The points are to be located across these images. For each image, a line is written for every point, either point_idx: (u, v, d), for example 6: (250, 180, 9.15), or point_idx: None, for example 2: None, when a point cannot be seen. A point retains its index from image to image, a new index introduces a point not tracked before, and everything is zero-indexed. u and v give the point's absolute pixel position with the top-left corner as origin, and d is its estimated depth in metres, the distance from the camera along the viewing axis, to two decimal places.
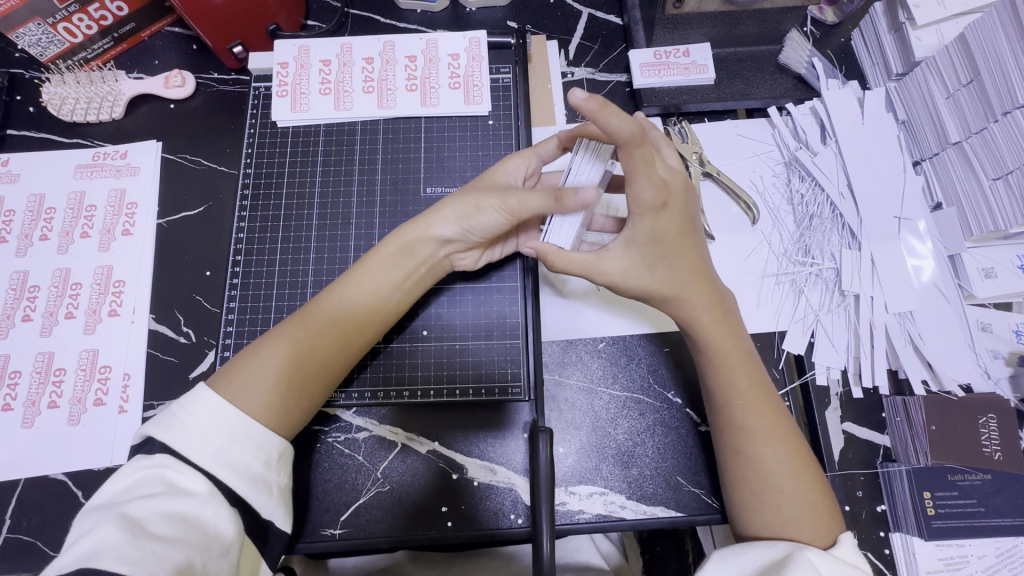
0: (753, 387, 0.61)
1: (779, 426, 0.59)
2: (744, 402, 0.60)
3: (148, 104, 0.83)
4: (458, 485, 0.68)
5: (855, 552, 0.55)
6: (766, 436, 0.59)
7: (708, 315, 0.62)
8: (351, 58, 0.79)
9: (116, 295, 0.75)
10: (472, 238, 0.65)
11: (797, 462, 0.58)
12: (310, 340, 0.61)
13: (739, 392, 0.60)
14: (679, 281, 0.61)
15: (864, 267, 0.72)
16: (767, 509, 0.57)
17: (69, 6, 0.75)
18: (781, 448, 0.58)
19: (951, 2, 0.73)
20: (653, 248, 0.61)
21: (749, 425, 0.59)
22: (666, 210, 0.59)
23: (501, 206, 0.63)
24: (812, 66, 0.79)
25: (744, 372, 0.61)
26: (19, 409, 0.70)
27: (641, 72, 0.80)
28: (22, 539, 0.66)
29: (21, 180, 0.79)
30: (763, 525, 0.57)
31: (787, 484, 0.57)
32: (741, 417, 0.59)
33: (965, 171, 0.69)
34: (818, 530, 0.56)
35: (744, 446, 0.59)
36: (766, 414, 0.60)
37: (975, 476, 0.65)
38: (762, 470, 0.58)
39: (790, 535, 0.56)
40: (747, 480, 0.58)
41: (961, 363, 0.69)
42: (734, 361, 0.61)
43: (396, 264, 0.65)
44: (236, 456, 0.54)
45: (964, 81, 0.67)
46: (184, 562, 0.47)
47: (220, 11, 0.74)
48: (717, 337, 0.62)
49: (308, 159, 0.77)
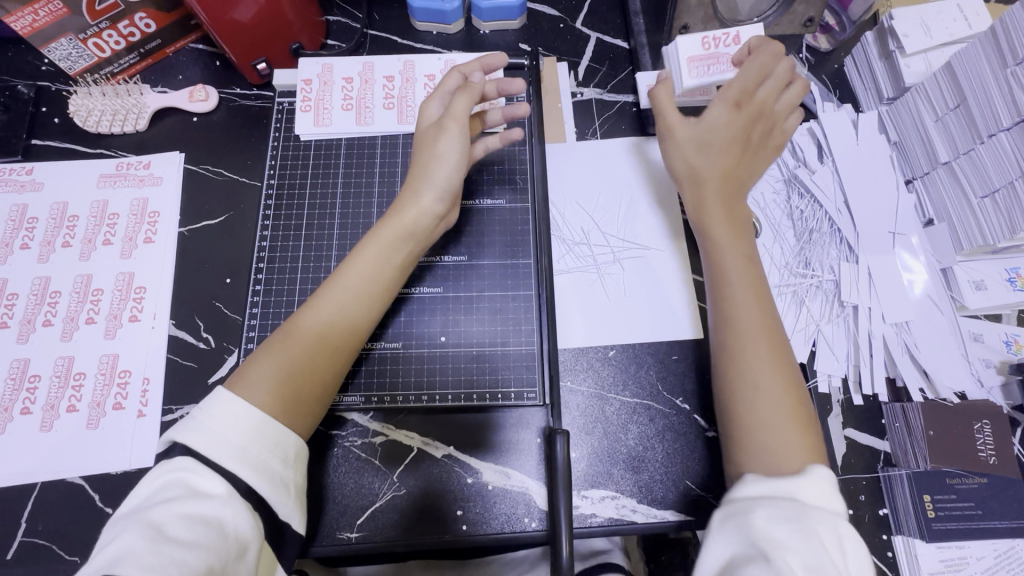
0: (748, 282, 0.64)
1: (768, 318, 0.63)
2: (738, 289, 0.64)
3: (171, 116, 0.86)
4: (472, 489, 0.69)
5: (832, 491, 0.52)
6: (756, 335, 0.62)
7: (717, 210, 0.68)
8: (372, 76, 0.83)
9: (137, 301, 0.76)
10: (441, 192, 0.69)
11: (780, 364, 0.60)
12: (320, 330, 0.64)
13: (736, 276, 0.65)
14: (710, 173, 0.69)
15: (861, 280, 0.76)
16: (746, 406, 0.59)
17: (100, 23, 0.79)
18: (766, 347, 0.61)
19: (937, 32, 0.78)
20: (710, 134, 0.69)
21: (745, 317, 0.62)
22: (742, 108, 0.69)
23: (457, 132, 0.69)
24: (808, 89, 0.85)
25: (743, 264, 0.66)
26: (38, 412, 0.71)
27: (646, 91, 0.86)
28: (37, 543, 0.66)
29: (45, 189, 0.81)
30: (745, 430, 0.59)
31: (764, 380, 0.59)
32: (735, 305, 0.63)
33: (954, 190, 0.74)
34: (799, 442, 0.56)
35: (733, 339, 0.62)
36: (758, 305, 0.63)
37: (972, 480, 0.67)
38: (748, 366, 0.60)
39: (765, 436, 0.57)
40: (731, 374, 0.61)
41: (955, 371, 0.72)
42: (739, 253, 0.66)
43: (390, 236, 0.68)
44: (257, 456, 0.55)
45: (952, 105, 0.71)
46: (204, 569, 0.47)
47: (248, 29, 0.78)
48: (727, 226, 0.67)
49: (330, 172, 0.81)
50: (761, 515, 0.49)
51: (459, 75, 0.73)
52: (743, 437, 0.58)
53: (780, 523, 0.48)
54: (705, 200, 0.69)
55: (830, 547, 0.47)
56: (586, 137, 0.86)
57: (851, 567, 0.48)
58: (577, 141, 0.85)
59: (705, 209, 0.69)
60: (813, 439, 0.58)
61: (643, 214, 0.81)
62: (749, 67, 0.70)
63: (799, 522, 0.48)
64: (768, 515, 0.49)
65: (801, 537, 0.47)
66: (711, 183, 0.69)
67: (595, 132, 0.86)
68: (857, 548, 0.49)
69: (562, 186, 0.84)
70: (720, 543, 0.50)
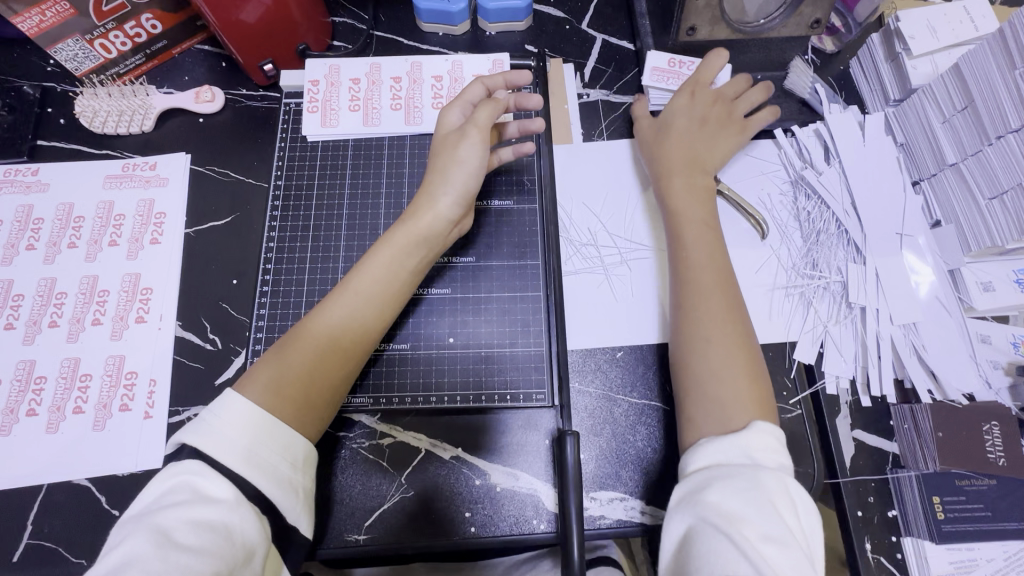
0: (704, 241, 0.70)
1: (722, 277, 0.67)
2: (696, 249, 0.69)
3: (178, 117, 0.86)
4: (480, 490, 0.69)
5: (776, 447, 0.56)
6: (709, 291, 0.66)
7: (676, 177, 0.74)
8: (379, 77, 0.84)
9: (143, 302, 0.76)
10: (455, 196, 0.69)
11: (733, 322, 0.64)
12: (331, 333, 0.64)
13: (694, 238, 0.70)
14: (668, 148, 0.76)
15: (869, 281, 0.76)
16: (697, 360, 0.63)
17: (106, 24, 0.79)
18: (721, 305, 0.65)
19: (943, 34, 0.78)
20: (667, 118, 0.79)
21: (699, 273, 0.67)
22: (697, 97, 0.79)
23: (472, 136, 0.69)
24: (815, 91, 0.84)
25: (702, 226, 0.71)
26: (44, 414, 0.71)
27: (651, 75, 0.84)
28: (43, 546, 0.66)
29: (50, 190, 0.81)
30: (696, 382, 0.62)
31: (717, 338, 0.63)
32: (693, 264, 0.68)
33: (962, 191, 0.74)
34: (744, 394, 0.60)
35: (689, 296, 0.66)
36: (713, 264, 0.68)
37: (981, 481, 0.67)
38: (701, 322, 0.64)
39: (712, 388, 0.61)
40: (687, 330, 0.65)
41: (964, 372, 0.72)
42: (698, 216, 0.71)
43: (404, 241, 0.68)
44: (266, 458, 0.55)
45: (959, 107, 0.71)
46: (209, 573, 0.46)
47: (255, 30, 0.78)
48: (684, 191, 0.73)
49: (337, 172, 0.81)
50: (713, 491, 0.52)
51: (482, 86, 0.75)
52: (693, 390, 0.62)
53: (732, 494, 0.51)
54: (668, 171, 0.75)
55: (782, 509, 0.50)
56: (593, 138, 0.86)
57: (805, 520, 0.51)
58: (584, 142, 0.85)
59: (668, 178, 0.75)
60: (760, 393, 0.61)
61: (650, 216, 0.82)
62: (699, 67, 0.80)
63: (750, 490, 0.51)
64: (720, 490, 0.52)
65: (754, 506, 0.49)
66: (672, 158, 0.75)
67: (602, 134, 0.86)
68: (806, 508, 0.52)
69: (569, 188, 0.83)
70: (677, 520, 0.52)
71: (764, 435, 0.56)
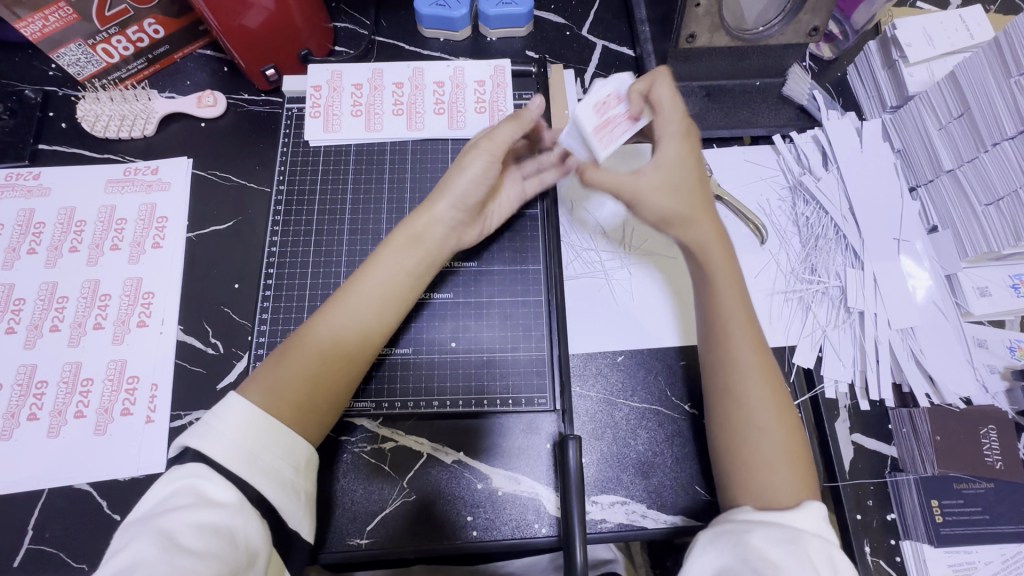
0: (746, 321, 0.65)
1: (766, 360, 0.64)
2: (740, 333, 0.64)
3: (179, 122, 0.86)
4: (482, 494, 0.69)
5: (822, 522, 0.55)
6: (753, 378, 0.62)
7: (713, 246, 0.67)
8: (381, 82, 0.84)
9: (145, 306, 0.76)
10: (462, 203, 0.70)
11: (780, 405, 0.62)
12: (335, 337, 0.64)
13: (736, 319, 0.65)
14: (694, 207, 0.67)
15: (867, 286, 0.77)
16: (748, 449, 0.60)
17: (109, 29, 0.79)
18: (769, 388, 0.62)
19: (939, 42, 0.79)
20: (674, 170, 0.67)
21: (741, 358, 0.63)
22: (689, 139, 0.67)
23: (484, 152, 0.69)
24: (813, 97, 0.85)
25: (741, 307, 0.66)
26: (45, 418, 0.71)
27: (597, 142, 0.63)
28: (44, 551, 0.66)
29: (52, 194, 0.81)
30: (745, 471, 0.60)
31: (769, 424, 0.61)
32: (735, 348, 0.64)
33: (958, 197, 0.75)
34: (796, 480, 0.59)
35: (734, 381, 0.63)
36: (755, 346, 0.64)
37: (979, 484, 0.68)
38: (749, 409, 0.62)
39: (766, 477, 0.59)
40: (732, 417, 0.62)
41: (961, 376, 0.73)
42: (734, 294, 0.66)
43: (407, 248, 0.69)
44: (269, 462, 0.55)
45: (955, 114, 0.72)
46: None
47: (258, 36, 0.78)
48: (721, 262, 0.67)
49: (340, 176, 0.81)
50: (757, 534, 0.52)
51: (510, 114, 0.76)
52: (743, 480, 0.60)
53: (776, 544, 0.51)
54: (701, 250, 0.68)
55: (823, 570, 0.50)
56: None
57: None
58: None
59: (705, 253, 0.67)
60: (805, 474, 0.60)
61: None
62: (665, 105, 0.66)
63: (794, 547, 0.50)
64: (764, 534, 0.52)
65: (797, 561, 0.49)
66: (703, 227, 0.67)
67: None
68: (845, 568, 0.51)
69: (570, 193, 0.84)
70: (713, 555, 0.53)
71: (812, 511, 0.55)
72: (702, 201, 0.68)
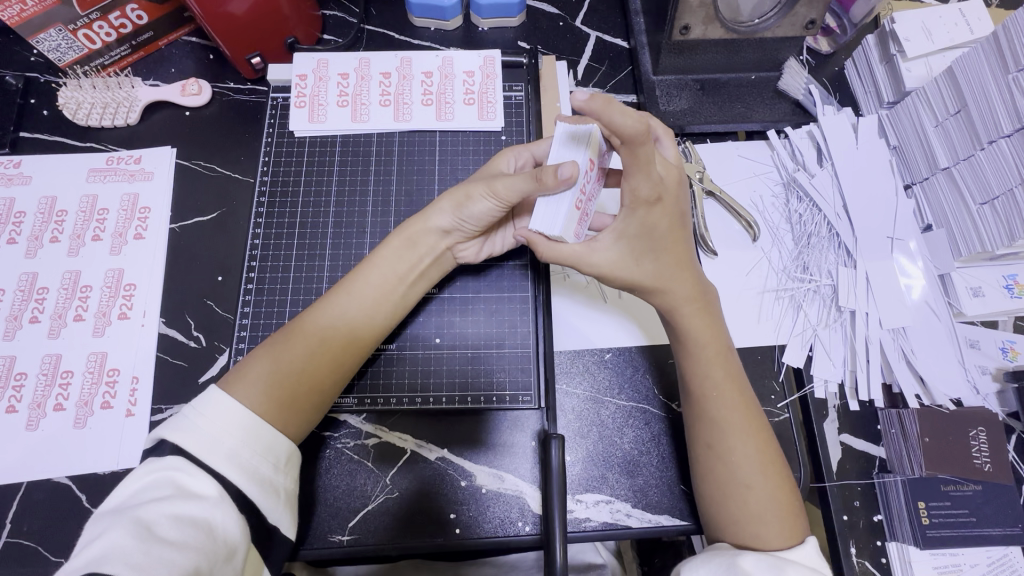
0: (727, 380, 0.64)
1: (751, 422, 0.62)
2: (719, 397, 0.63)
3: (163, 110, 0.84)
4: (466, 492, 0.68)
5: (817, 555, 0.58)
6: (736, 438, 0.61)
7: (688, 306, 0.64)
8: (368, 72, 0.83)
9: (126, 298, 0.75)
10: (465, 229, 0.67)
11: (767, 458, 0.61)
12: (323, 332, 0.63)
13: (715, 381, 0.63)
14: (663, 275, 0.64)
15: (859, 285, 0.76)
16: (737, 506, 0.60)
17: (90, 14, 0.77)
18: (752, 444, 0.61)
19: (937, 37, 0.78)
20: (641, 238, 0.63)
21: (723, 420, 0.62)
22: (655, 207, 0.61)
23: (490, 194, 0.64)
24: (809, 92, 0.83)
25: (718, 368, 0.64)
26: (24, 411, 0.70)
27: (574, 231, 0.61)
28: (22, 544, 0.65)
29: (33, 182, 0.79)
30: (733, 522, 0.60)
31: (756, 481, 0.60)
32: (715, 411, 0.62)
33: (953, 195, 0.73)
34: (784, 532, 0.59)
35: (717, 441, 0.62)
36: (740, 407, 0.63)
37: (967, 487, 0.67)
38: (734, 467, 0.61)
39: (752, 530, 0.59)
40: (718, 476, 0.61)
41: (951, 378, 0.72)
42: (712, 355, 0.64)
43: (402, 257, 0.67)
44: (247, 458, 0.54)
45: (952, 111, 0.71)
46: (191, 569, 0.45)
47: (242, 23, 0.76)
48: (696, 321, 0.65)
49: (324, 169, 0.80)
50: (748, 558, 0.54)
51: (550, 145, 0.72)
52: (731, 530, 0.60)
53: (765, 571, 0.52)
54: (672, 308, 0.65)
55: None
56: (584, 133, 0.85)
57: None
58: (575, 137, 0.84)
59: (676, 315, 0.65)
60: (794, 520, 0.60)
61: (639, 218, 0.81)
62: (633, 169, 0.57)
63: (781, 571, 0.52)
64: (755, 559, 0.54)
65: None
66: (677, 290, 0.64)
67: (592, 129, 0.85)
68: None
69: None
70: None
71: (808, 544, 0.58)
72: (675, 263, 0.64)
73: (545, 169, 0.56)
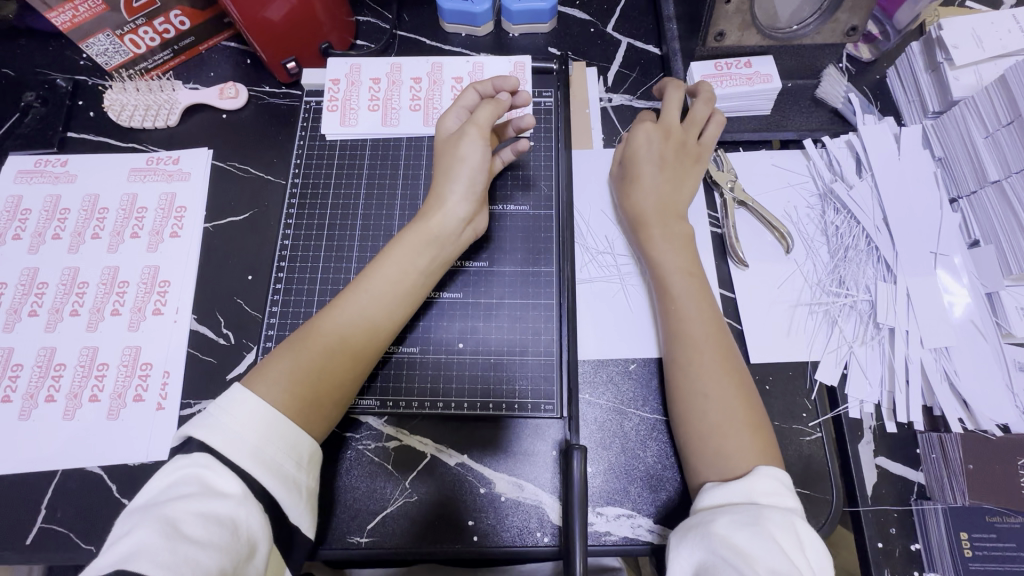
0: (699, 297, 0.67)
1: (716, 330, 0.65)
2: (681, 306, 0.67)
3: (201, 112, 0.87)
4: (484, 499, 0.68)
5: (774, 485, 0.54)
6: (700, 353, 0.64)
7: (658, 229, 0.71)
8: (399, 77, 0.84)
9: (161, 294, 0.77)
10: (474, 182, 0.70)
11: (727, 375, 0.63)
12: (342, 331, 0.63)
13: (682, 291, 0.67)
14: (655, 195, 0.73)
15: (899, 300, 0.72)
16: (697, 416, 0.61)
17: (137, 19, 0.80)
18: (718, 361, 0.63)
19: (988, 44, 0.75)
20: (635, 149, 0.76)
21: (688, 331, 0.65)
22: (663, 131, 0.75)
23: (478, 135, 0.69)
24: (848, 101, 0.81)
25: (690, 281, 0.68)
26: (62, 400, 0.72)
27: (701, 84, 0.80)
28: (56, 530, 0.67)
29: (78, 180, 0.82)
30: (696, 436, 0.61)
31: (712, 391, 0.62)
32: (676, 323, 0.66)
33: (1003, 210, 0.70)
34: (749, 445, 0.59)
35: (677, 352, 0.65)
36: (701, 322, 0.66)
37: (1014, 519, 0.64)
38: (696, 377, 0.63)
39: (715, 442, 0.59)
40: (681, 387, 0.64)
41: (999, 403, 0.68)
42: (682, 270, 0.69)
43: (417, 245, 0.68)
44: (270, 456, 0.55)
45: (1005, 121, 0.69)
46: (216, 569, 0.45)
47: (279, 27, 0.78)
48: (665, 241, 0.71)
49: (354, 172, 0.81)
50: (721, 522, 0.51)
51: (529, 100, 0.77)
52: (703, 449, 0.60)
53: (738, 527, 0.50)
54: (644, 223, 0.72)
55: (789, 547, 0.48)
56: (610, 90, 0.86)
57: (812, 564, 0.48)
58: (603, 92, 0.86)
59: (646, 231, 0.71)
60: (762, 439, 0.60)
61: None
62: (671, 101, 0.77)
63: (754, 525, 0.49)
64: (729, 520, 0.51)
65: (757, 539, 0.48)
66: (646, 207, 0.72)
67: (619, 92, 0.86)
68: (814, 546, 0.49)
69: (587, 195, 0.82)
70: (686, 554, 0.52)
71: (765, 478, 0.55)
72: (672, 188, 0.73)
73: (500, 94, 0.73)
